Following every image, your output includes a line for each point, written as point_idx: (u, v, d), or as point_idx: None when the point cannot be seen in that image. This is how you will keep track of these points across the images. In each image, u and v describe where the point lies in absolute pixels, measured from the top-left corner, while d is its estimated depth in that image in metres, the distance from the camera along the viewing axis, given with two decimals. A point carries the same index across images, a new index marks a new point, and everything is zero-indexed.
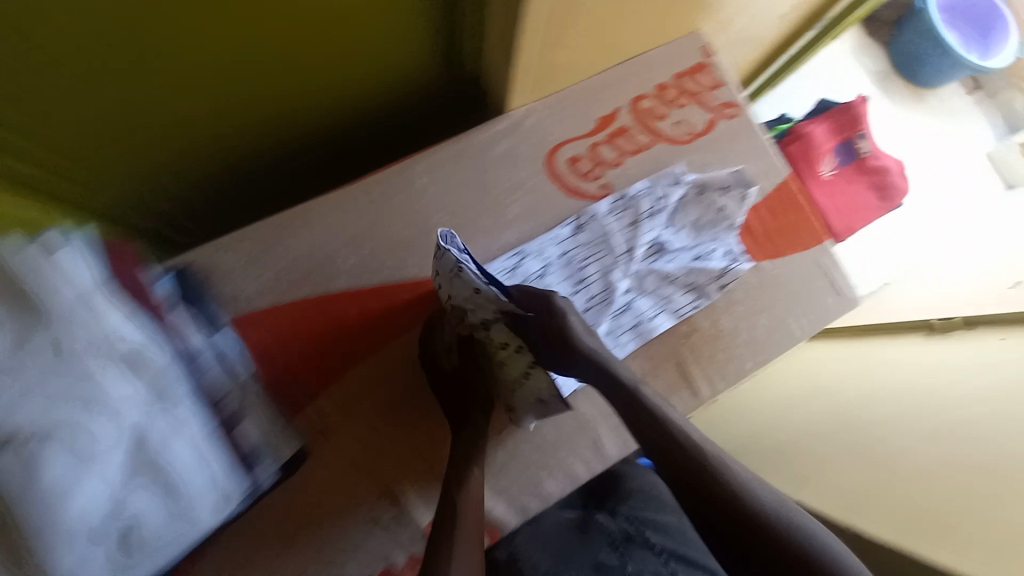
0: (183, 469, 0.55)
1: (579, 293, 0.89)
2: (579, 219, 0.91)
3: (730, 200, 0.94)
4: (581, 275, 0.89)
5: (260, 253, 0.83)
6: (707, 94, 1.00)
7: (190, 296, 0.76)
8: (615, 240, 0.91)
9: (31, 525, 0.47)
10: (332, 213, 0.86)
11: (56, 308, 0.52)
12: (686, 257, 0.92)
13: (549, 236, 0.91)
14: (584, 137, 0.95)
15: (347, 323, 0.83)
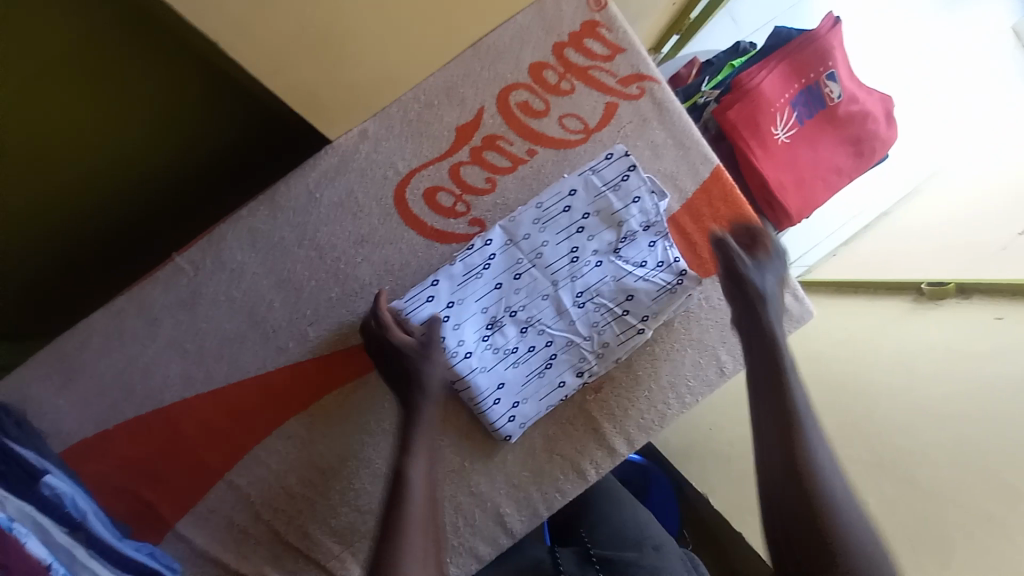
0: None
1: (480, 353, 0.71)
2: (467, 260, 0.71)
3: (646, 199, 0.72)
4: (482, 326, 0.71)
5: (73, 375, 0.72)
6: (601, 68, 0.74)
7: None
8: (550, 260, 0.71)
9: None
10: (140, 314, 0.71)
11: None
12: (601, 282, 0.72)
13: (440, 282, 0.70)
14: (440, 161, 0.74)
15: (189, 439, 0.72)
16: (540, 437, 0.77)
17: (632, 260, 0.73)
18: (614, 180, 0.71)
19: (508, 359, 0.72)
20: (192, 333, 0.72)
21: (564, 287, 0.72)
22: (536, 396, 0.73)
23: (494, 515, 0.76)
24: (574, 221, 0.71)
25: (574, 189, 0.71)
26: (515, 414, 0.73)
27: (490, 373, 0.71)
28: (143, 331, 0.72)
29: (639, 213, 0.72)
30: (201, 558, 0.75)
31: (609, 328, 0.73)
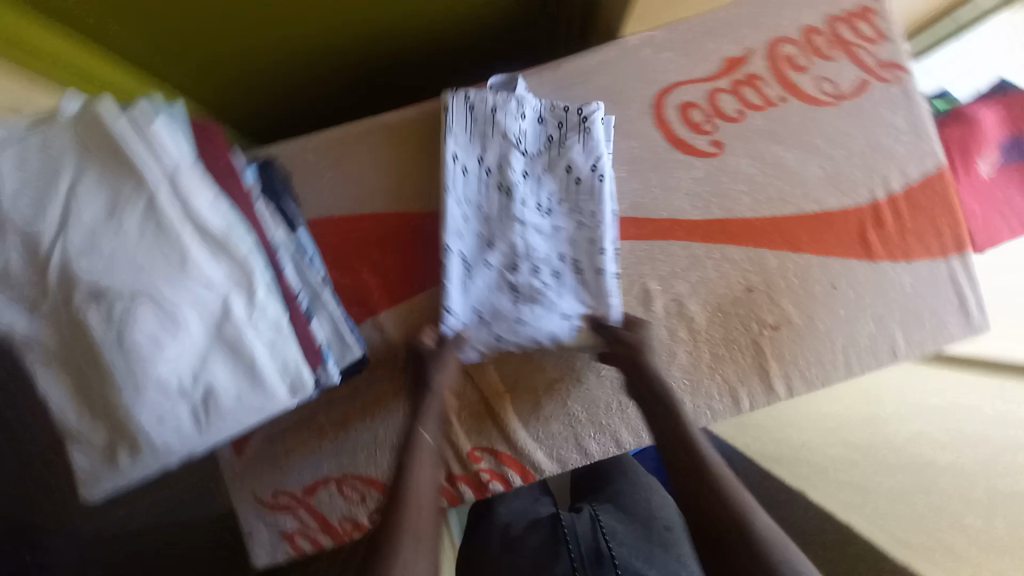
0: (257, 348, 0.57)
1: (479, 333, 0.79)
2: (477, 129, 0.77)
3: (548, 120, 0.78)
4: (484, 310, 0.79)
5: (342, 160, 0.81)
6: (866, 48, 0.82)
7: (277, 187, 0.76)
8: (518, 156, 0.77)
9: (130, 369, 0.53)
10: (417, 127, 0.82)
11: (151, 179, 0.55)
12: (548, 187, 0.79)
13: (497, 143, 0.77)
14: (704, 81, 0.82)
15: (415, 246, 0.82)
16: (708, 354, 0.83)
17: (592, 159, 0.76)
18: (495, 105, 0.76)
19: (530, 253, 0.78)
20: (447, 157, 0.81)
21: (525, 181, 0.78)
22: (548, 287, 0.78)
23: None
24: (475, 142, 0.77)
25: (450, 126, 0.77)
26: (481, 288, 0.78)
27: (480, 240, 0.78)
28: (412, 144, 0.82)
29: (523, 129, 0.77)
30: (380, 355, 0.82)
31: (586, 211, 0.78)
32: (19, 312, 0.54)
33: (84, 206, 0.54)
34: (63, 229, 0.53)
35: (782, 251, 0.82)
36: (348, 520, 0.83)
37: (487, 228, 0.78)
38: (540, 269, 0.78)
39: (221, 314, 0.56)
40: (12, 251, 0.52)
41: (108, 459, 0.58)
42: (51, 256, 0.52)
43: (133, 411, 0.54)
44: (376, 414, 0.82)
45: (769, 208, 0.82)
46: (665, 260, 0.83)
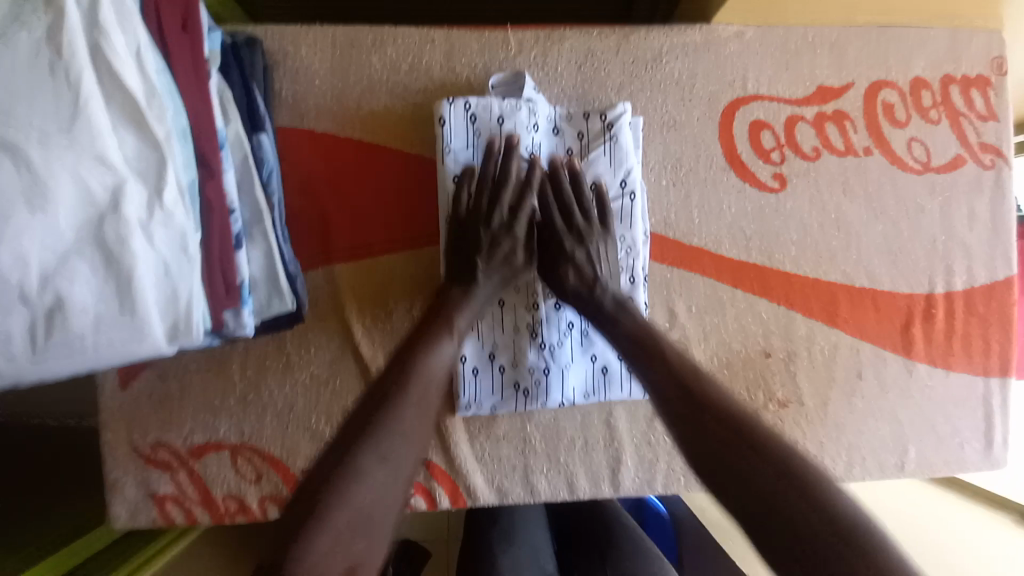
0: (144, 264, 0.41)
1: (485, 371, 0.67)
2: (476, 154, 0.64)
3: (565, 131, 0.66)
4: (483, 346, 0.67)
5: (343, 67, 0.65)
6: (970, 122, 0.71)
7: (251, 77, 0.60)
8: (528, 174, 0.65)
9: None
10: (444, 57, 0.66)
11: None
12: None
13: None
14: (787, 103, 0.69)
15: (399, 199, 0.67)
16: None
17: (621, 173, 0.65)
18: (502, 115, 0.64)
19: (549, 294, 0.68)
20: None
21: None
22: (577, 337, 0.68)
23: (614, 453, 0.69)
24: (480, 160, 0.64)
25: (451, 146, 0.63)
26: (514, 348, 0.68)
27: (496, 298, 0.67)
28: (434, 74, 0.66)
29: (535, 142, 0.65)
30: (321, 315, 0.67)
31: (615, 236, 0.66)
32: None
33: None
34: None
35: (815, 321, 0.70)
36: (234, 498, 0.67)
37: (515, 287, 0.67)
38: (560, 313, 0.68)
39: (107, 204, 0.40)
40: None
41: None
42: None
43: None
44: (301, 381, 0.67)
45: (816, 270, 0.70)
46: (684, 294, 0.70)
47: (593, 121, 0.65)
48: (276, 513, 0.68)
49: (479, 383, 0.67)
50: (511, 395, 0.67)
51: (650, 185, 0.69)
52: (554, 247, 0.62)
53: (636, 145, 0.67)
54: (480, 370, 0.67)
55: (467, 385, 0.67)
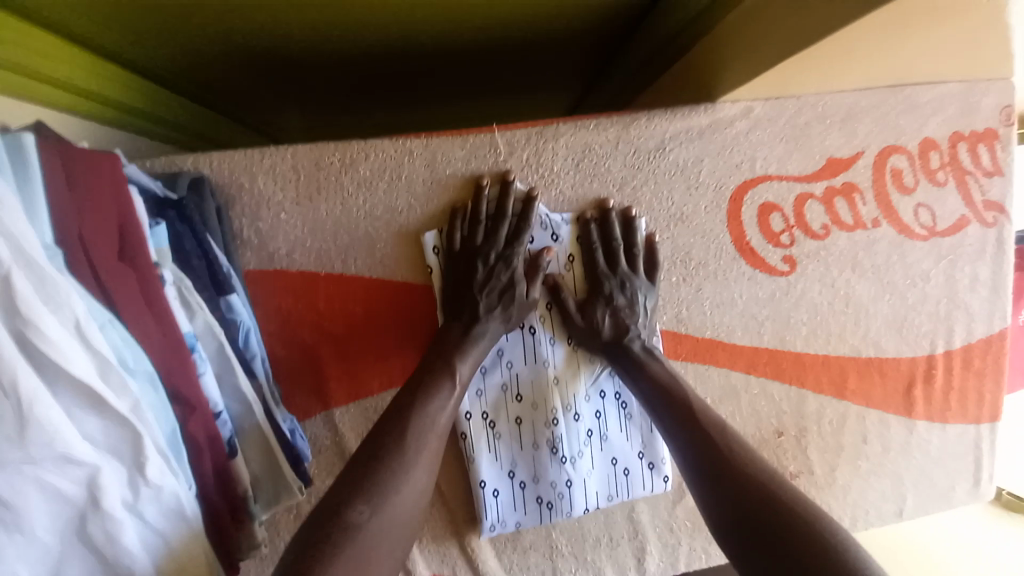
0: (142, 551, 0.36)
1: (506, 491, 0.64)
2: None
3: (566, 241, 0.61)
4: (501, 467, 0.64)
5: (313, 195, 0.57)
6: (975, 180, 0.69)
7: (211, 233, 0.52)
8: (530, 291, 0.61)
9: None
10: (427, 170, 0.58)
11: None
12: None
13: None
14: (796, 180, 0.65)
15: (395, 330, 0.61)
16: None
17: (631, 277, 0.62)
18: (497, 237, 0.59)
19: (567, 406, 0.64)
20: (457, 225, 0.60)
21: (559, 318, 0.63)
22: (600, 444, 0.65)
23: (638, 545, 0.71)
24: None
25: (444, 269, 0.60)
26: (536, 464, 0.64)
27: (511, 416, 0.63)
28: (418, 189, 0.59)
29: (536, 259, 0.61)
30: (327, 462, 0.63)
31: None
32: None
33: None
34: None
35: (824, 395, 0.71)
36: None
37: (531, 402, 0.63)
38: (579, 423, 0.64)
39: (86, 504, 0.34)
40: None
41: None
42: None
43: None
44: None
45: (825, 347, 0.70)
46: (699, 386, 0.68)
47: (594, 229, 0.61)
48: None
49: (499, 504, 0.64)
50: (535, 510, 0.64)
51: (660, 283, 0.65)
52: (593, 290, 0.62)
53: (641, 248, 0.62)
54: (500, 491, 0.64)
55: (489, 509, 0.64)
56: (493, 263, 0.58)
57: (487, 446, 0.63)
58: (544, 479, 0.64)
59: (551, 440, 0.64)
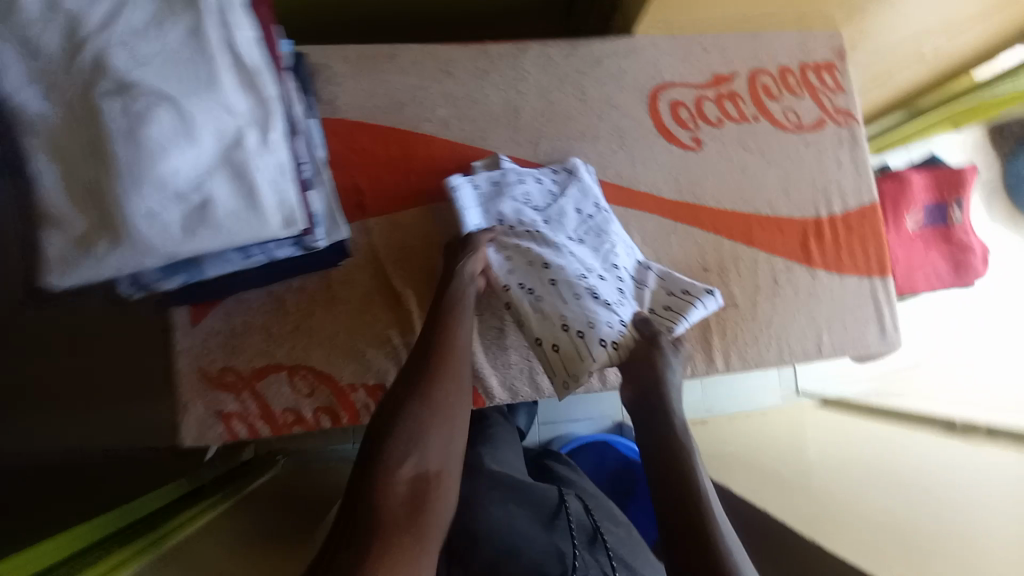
0: (260, 178, 0.60)
1: (563, 341, 0.71)
2: (490, 205, 0.83)
3: (544, 177, 0.86)
4: (546, 327, 0.72)
5: (366, 73, 0.87)
6: (827, 93, 0.98)
7: (303, 82, 0.82)
8: (527, 210, 0.83)
9: (133, 159, 0.52)
10: (443, 64, 0.89)
11: (204, 4, 0.58)
12: (570, 226, 0.83)
13: (505, 215, 0.82)
14: (694, 87, 0.95)
15: (416, 166, 0.88)
16: None
17: (592, 197, 0.85)
18: (495, 180, 0.84)
19: (587, 272, 0.76)
20: (467, 98, 0.90)
21: (557, 225, 0.83)
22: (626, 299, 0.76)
23: None
24: (490, 210, 0.82)
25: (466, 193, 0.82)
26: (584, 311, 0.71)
27: (549, 285, 0.74)
28: (436, 75, 0.89)
29: (527, 188, 0.84)
30: (359, 261, 0.85)
31: (612, 231, 0.83)
32: (43, 89, 0.54)
33: (135, 7, 0.56)
34: (112, 22, 0.54)
35: (737, 242, 0.92)
36: (291, 411, 0.82)
37: (563, 271, 0.75)
38: (603, 282, 0.76)
39: (234, 138, 0.59)
40: (53, 28, 0.53)
41: (82, 246, 0.55)
42: (90, 40, 0.53)
43: (125, 200, 0.53)
44: (343, 309, 0.84)
45: (733, 205, 0.93)
46: (636, 227, 0.91)
47: (561, 172, 0.87)
48: (328, 421, 0.83)
49: (562, 353, 0.71)
50: (601, 351, 0.68)
51: (602, 149, 0.92)
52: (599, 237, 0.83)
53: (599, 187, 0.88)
54: (560, 346, 0.71)
55: (553, 361, 0.72)
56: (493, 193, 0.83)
57: (531, 309, 0.74)
58: (599, 324, 0.70)
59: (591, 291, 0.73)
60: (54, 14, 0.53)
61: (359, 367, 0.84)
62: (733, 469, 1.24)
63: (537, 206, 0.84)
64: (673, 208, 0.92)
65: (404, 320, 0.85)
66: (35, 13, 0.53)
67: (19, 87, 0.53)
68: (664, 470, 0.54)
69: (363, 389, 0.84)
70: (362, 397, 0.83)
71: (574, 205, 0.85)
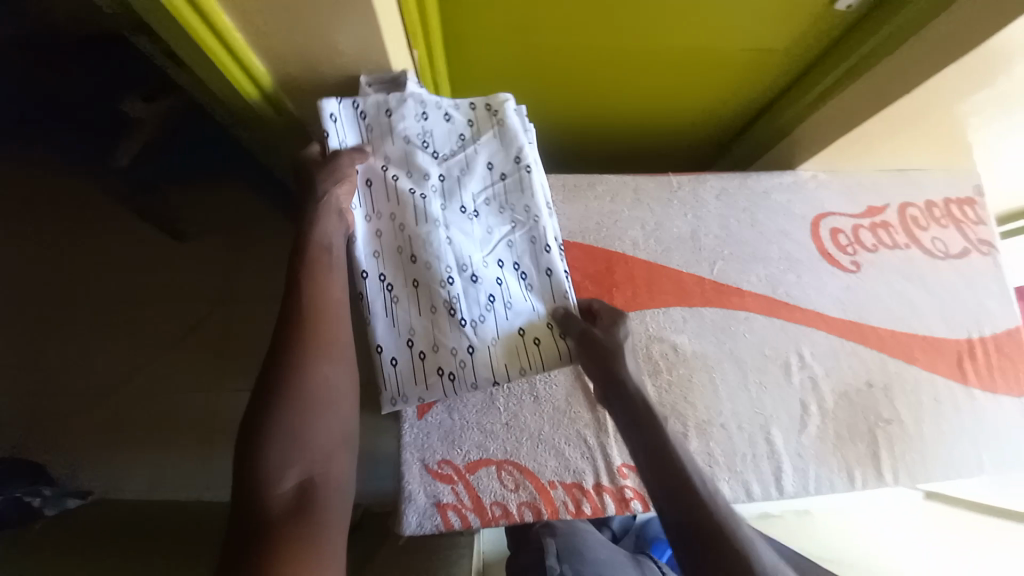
0: (559, 309, 0.71)
1: (387, 308, 0.71)
2: (376, 118, 0.71)
3: (456, 118, 0.73)
4: (417, 302, 0.71)
5: (572, 197, 1.00)
6: (969, 226, 1.09)
7: None
8: (423, 157, 0.72)
9: (451, 313, 0.70)
10: (634, 192, 1.02)
11: (508, 167, 0.73)
12: (473, 190, 0.73)
13: (350, 127, 0.71)
14: (851, 216, 1.06)
15: (615, 278, 0.98)
16: (832, 431, 0.96)
17: (513, 151, 0.73)
18: (391, 110, 0.71)
19: (461, 267, 0.70)
20: (655, 220, 1.02)
21: (459, 192, 0.72)
22: (472, 296, 0.70)
23: (776, 463, 0.93)
24: (374, 141, 0.72)
25: (347, 140, 0.71)
26: (407, 309, 0.71)
27: (393, 231, 0.72)
28: (630, 202, 1.02)
29: (460, 151, 0.73)
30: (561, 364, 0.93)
31: (519, 206, 0.73)
32: (383, 258, 0.72)
33: (457, 175, 0.73)
34: (446, 193, 0.72)
35: (899, 360, 1.00)
36: (499, 505, 0.87)
37: (400, 234, 0.72)
38: (478, 286, 0.70)
39: (533, 282, 0.72)
40: (397, 206, 0.72)
41: (416, 380, 0.70)
42: (426, 207, 0.71)
43: (450, 342, 0.70)
44: (547, 408, 0.91)
45: (891, 326, 1.02)
46: (806, 342, 0.99)
47: (480, 116, 0.74)
48: (530, 516, 0.87)
49: (474, 361, 0.69)
50: (436, 381, 0.69)
51: (772, 270, 1.03)
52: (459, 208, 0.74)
53: (497, 154, 0.73)
54: (476, 348, 0.70)
55: (388, 376, 0.71)
56: (390, 115, 0.71)
57: (386, 310, 0.72)
58: (442, 346, 0.70)
59: (422, 285, 0.71)
60: (403, 199, 0.71)
61: (559, 464, 0.90)
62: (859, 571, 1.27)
63: (463, 186, 0.72)
64: (834, 325, 1.01)
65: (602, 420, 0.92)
66: (386, 202, 0.72)
67: (369, 261, 0.72)
68: (710, 532, 0.59)
69: (562, 485, 0.89)
70: (561, 493, 0.88)
71: (524, 250, 0.72)
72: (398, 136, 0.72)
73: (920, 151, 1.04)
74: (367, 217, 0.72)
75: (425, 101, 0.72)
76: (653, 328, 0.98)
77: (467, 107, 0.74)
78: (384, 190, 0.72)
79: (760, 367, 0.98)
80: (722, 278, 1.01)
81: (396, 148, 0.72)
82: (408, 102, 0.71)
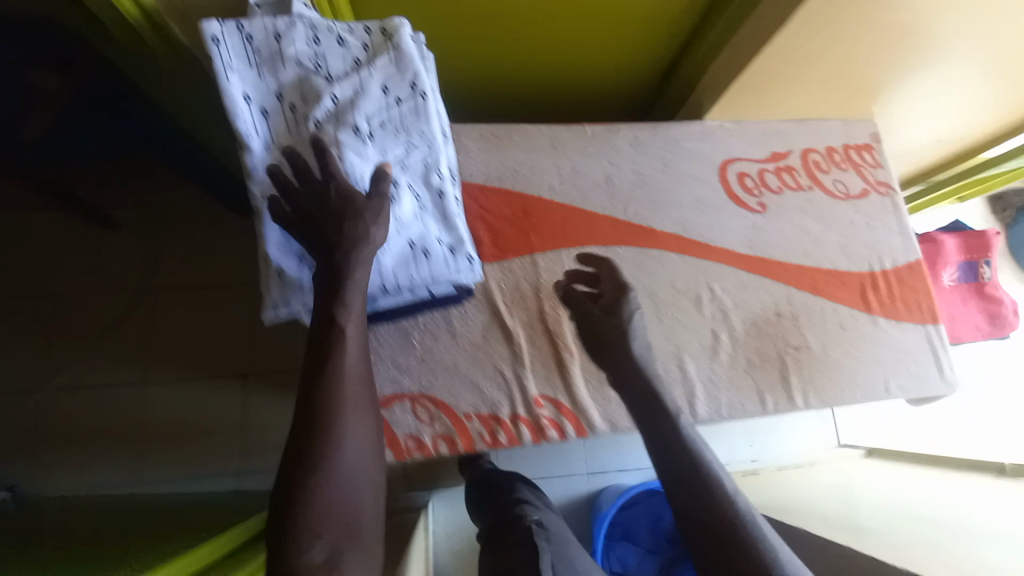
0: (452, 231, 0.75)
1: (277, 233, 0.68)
2: (263, 41, 0.66)
3: (349, 41, 0.68)
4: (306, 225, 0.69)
5: (489, 145, 1.04)
6: (868, 169, 1.15)
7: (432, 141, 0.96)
8: (316, 80, 0.68)
9: None
10: (550, 140, 1.06)
11: (405, 92, 0.71)
12: (368, 115, 0.69)
13: (234, 46, 0.65)
14: (756, 161, 1.12)
15: (532, 220, 1.02)
16: (743, 359, 0.99)
17: (409, 75, 0.71)
18: (278, 33, 0.66)
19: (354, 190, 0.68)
20: (569, 166, 1.06)
21: (354, 119, 0.68)
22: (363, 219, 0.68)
23: (689, 388, 0.96)
24: (261, 62, 0.66)
25: (232, 67, 0.65)
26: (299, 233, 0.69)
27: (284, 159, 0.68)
28: (545, 149, 1.06)
29: (354, 75, 0.69)
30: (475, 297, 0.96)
31: (415, 132, 0.72)
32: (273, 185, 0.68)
33: (352, 100, 0.68)
34: (338, 117, 0.68)
35: (805, 292, 1.04)
36: (413, 437, 0.88)
37: (291, 160, 0.68)
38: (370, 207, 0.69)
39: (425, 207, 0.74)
40: (289, 131, 0.68)
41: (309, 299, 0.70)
42: (318, 132, 0.67)
43: None
44: (462, 343, 0.93)
45: (796, 259, 1.06)
46: (716, 276, 1.03)
47: (376, 42, 0.70)
48: (445, 448, 0.88)
49: None
50: None
51: (683, 212, 1.07)
52: None
53: (393, 79, 0.70)
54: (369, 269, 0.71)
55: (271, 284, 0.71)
56: (279, 38, 0.66)
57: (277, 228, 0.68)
58: None
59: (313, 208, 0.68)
60: (296, 125, 0.68)
61: (475, 397, 0.90)
62: (796, 515, 1.30)
63: (360, 113, 0.69)
64: (740, 260, 1.05)
65: (519, 353, 0.94)
66: (278, 127, 0.68)
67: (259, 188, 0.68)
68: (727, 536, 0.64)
69: (478, 417, 0.90)
70: (476, 424, 0.89)
71: (419, 176, 0.73)
72: (288, 59, 0.67)
73: (813, 96, 1.10)
74: (254, 142, 0.67)
75: (315, 23, 0.68)
76: (568, 266, 1.01)
77: (360, 31, 0.69)
78: (275, 114, 0.68)
79: (673, 301, 1.01)
80: (635, 220, 1.05)
81: (286, 71, 0.67)
82: (297, 26, 0.67)
